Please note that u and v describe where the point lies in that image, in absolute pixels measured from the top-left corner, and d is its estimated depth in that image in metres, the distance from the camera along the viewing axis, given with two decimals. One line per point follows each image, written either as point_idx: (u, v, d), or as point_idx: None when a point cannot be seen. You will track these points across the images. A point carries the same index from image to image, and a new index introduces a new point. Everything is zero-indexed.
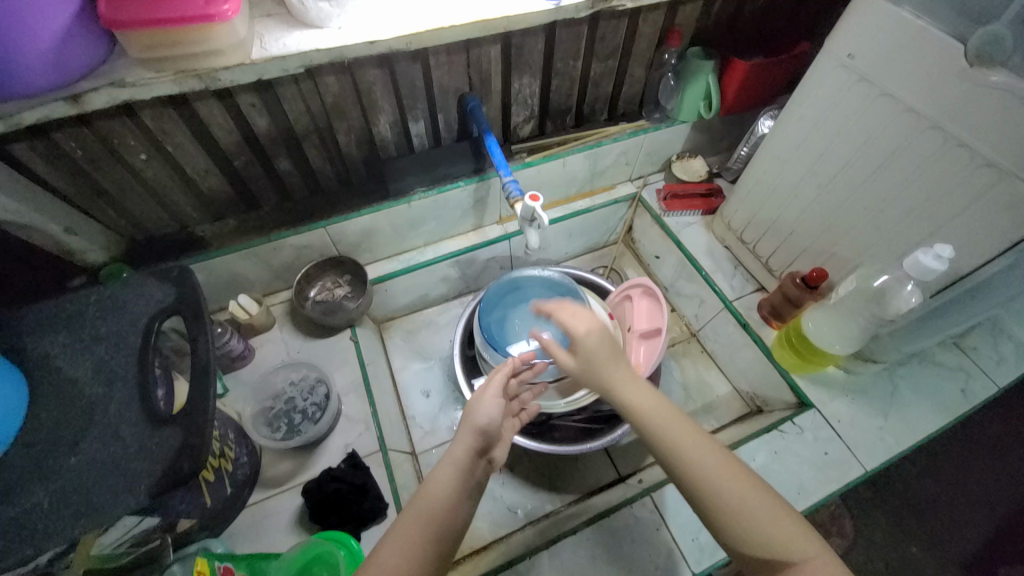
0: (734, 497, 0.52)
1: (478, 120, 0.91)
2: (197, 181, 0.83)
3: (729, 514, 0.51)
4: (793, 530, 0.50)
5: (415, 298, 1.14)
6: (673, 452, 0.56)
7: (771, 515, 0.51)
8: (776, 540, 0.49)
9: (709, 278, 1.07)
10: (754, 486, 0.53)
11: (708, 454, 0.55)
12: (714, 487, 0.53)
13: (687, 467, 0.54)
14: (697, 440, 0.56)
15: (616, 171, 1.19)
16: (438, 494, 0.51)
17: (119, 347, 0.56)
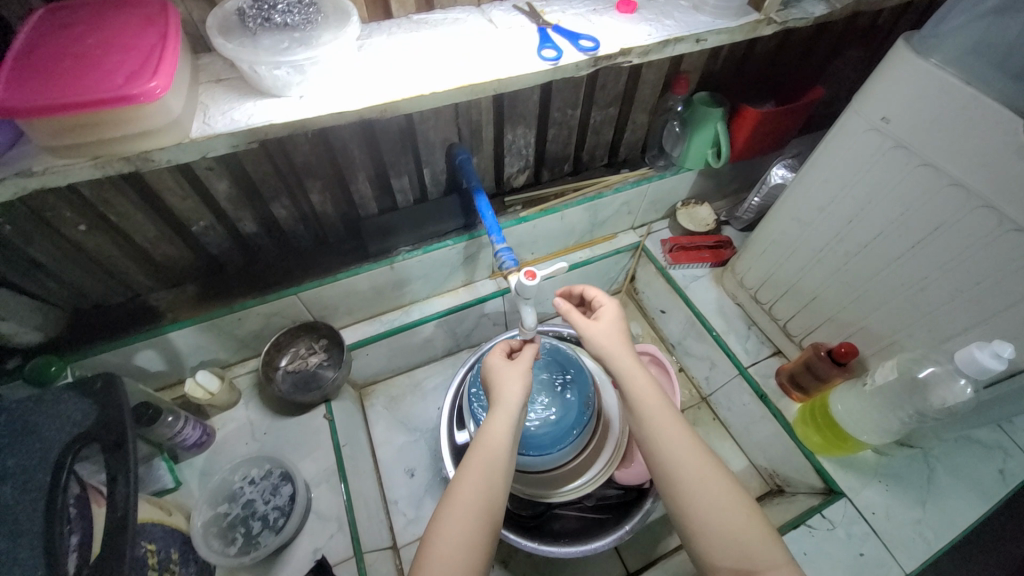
0: (716, 502, 0.52)
1: (467, 175, 0.83)
2: (149, 249, 0.74)
3: (707, 515, 0.51)
4: (767, 543, 0.49)
5: (400, 361, 1.04)
6: (661, 443, 0.55)
7: (747, 525, 0.50)
8: (748, 551, 0.49)
9: (720, 340, 0.98)
10: (738, 498, 0.52)
11: (699, 458, 0.54)
12: (698, 490, 0.52)
13: (676, 462, 0.54)
14: (690, 442, 0.55)
15: (617, 220, 1.10)
16: (498, 444, 0.57)
17: (26, 486, 0.46)
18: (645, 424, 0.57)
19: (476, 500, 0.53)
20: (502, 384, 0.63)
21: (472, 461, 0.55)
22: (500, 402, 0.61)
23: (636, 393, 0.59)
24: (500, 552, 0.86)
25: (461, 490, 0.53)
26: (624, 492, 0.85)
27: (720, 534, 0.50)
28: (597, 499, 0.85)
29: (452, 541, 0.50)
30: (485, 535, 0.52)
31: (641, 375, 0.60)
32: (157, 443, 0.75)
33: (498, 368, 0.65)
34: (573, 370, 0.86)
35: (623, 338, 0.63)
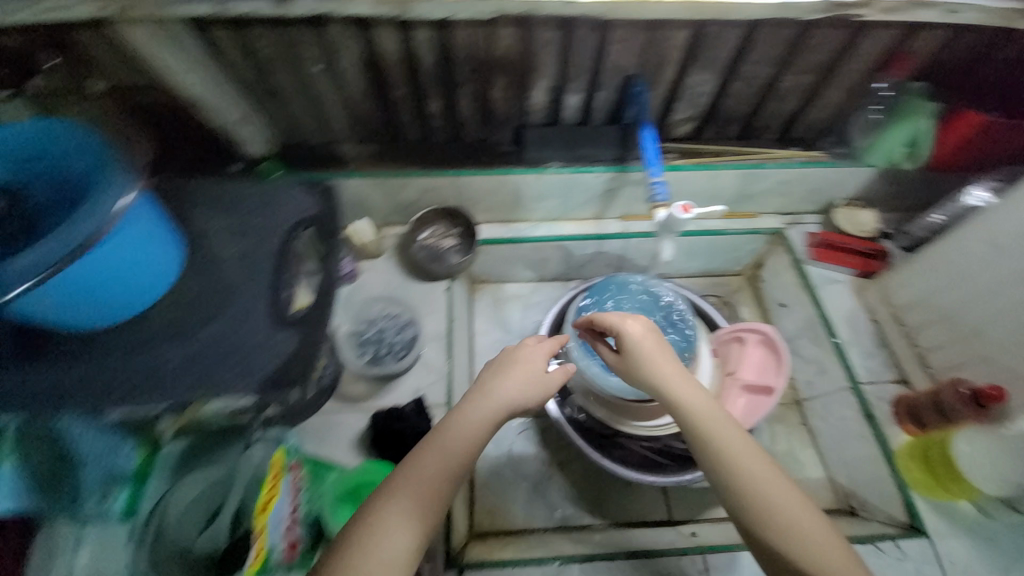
0: (788, 517, 0.53)
1: (639, 107, 0.87)
2: (355, 102, 0.86)
3: (781, 530, 0.52)
4: (831, 545, 0.51)
5: (514, 270, 1.13)
6: (727, 457, 0.56)
7: (824, 546, 0.51)
8: (813, 553, 0.51)
9: (840, 347, 0.94)
10: (799, 501, 0.54)
11: (759, 462, 0.56)
12: (762, 495, 0.54)
13: (737, 464, 0.56)
14: (757, 456, 0.56)
15: (767, 198, 1.06)
16: (457, 451, 0.56)
17: (262, 241, 0.59)
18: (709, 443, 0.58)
19: (438, 471, 0.55)
20: (502, 375, 0.64)
21: (450, 433, 0.57)
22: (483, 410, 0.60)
23: (687, 401, 0.60)
24: (559, 456, 0.94)
25: (427, 454, 0.56)
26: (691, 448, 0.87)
27: (783, 535, 0.52)
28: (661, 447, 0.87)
29: (404, 497, 0.52)
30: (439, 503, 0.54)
31: (686, 385, 0.62)
32: None
33: (519, 359, 0.66)
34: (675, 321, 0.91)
35: (661, 348, 0.65)
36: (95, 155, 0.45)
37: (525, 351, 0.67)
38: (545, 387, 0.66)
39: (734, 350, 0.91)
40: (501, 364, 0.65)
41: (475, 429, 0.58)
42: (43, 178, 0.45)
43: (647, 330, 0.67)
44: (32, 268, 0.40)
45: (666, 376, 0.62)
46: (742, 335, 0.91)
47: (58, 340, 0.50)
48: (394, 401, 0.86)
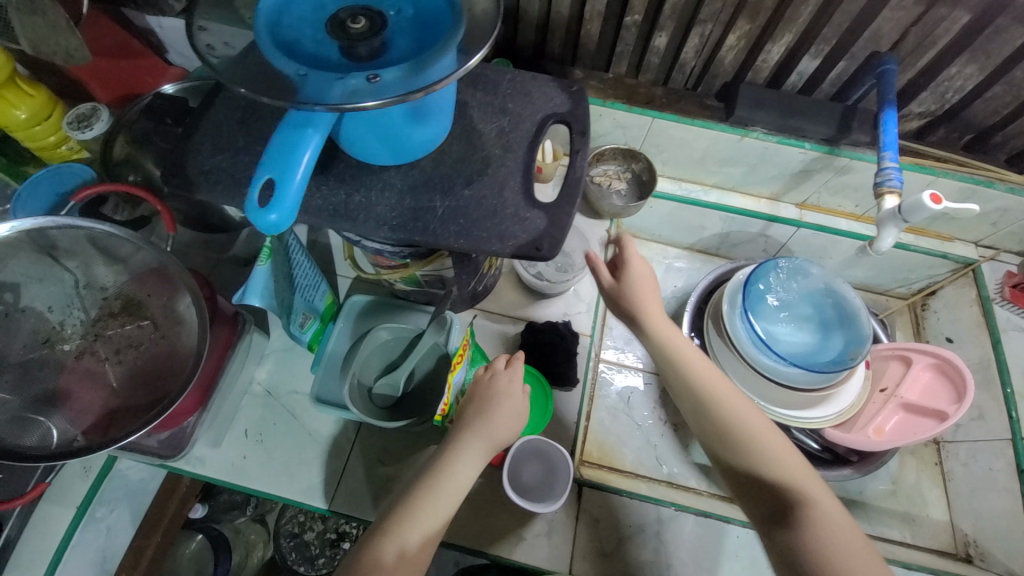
0: (764, 444, 0.61)
1: (883, 86, 0.78)
2: (584, 21, 0.85)
3: (756, 455, 0.61)
4: (809, 479, 0.59)
5: (664, 231, 1.10)
6: (704, 393, 0.65)
7: (794, 469, 0.60)
8: (795, 484, 0.59)
9: (1012, 398, 0.86)
10: (777, 439, 0.63)
11: (739, 406, 0.64)
12: (739, 433, 0.62)
13: (713, 397, 0.64)
14: (734, 396, 0.65)
15: (972, 224, 0.96)
16: (451, 479, 0.59)
17: (517, 125, 0.61)
18: (693, 382, 0.66)
19: (456, 484, 0.59)
20: (491, 404, 0.64)
21: (464, 447, 0.61)
22: (460, 451, 0.60)
23: (685, 357, 0.67)
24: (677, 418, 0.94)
25: (445, 468, 0.59)
26: (822, 450, 0.86)
27: (762, 464, 0.61)
28: (792, 442, 0.86)
29: (426, 506, 0.57)
30: (456, 506, 0.59)
31: (678, 339, 0.68)
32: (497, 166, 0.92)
33: (499, 394, 0.65)
34: (845, 320, 0.86)
35: (654, 299, 0.71)
36: (447, 16, 0.48)
37: (501, 386, 0.66)
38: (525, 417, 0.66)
39: (895, 369, 0.86)
40: (482, 400, 0.64)
41: (484, 451, 0.61)
42: (394, 16, 0.48)
43: (642, 276, 0.71)
44: (396, 86, 0.43)
45: (664, 333, 0.68)
46: (911, 356, 0.85)
47: (344, 162, 0.57)
48: (546, 317, 0.89)
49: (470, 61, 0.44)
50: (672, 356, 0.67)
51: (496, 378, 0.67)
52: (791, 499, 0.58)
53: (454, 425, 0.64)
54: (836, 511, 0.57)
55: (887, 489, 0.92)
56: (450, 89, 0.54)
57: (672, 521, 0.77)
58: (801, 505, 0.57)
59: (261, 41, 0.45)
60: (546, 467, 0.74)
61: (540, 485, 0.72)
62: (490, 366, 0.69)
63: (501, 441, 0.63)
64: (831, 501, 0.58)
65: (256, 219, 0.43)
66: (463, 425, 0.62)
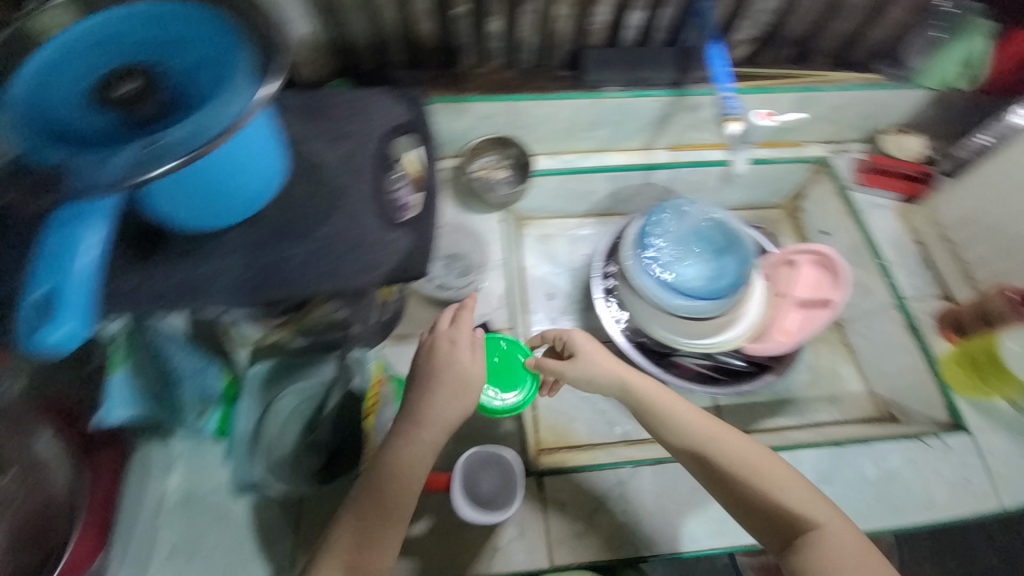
0: (766, 476, 0.62)
1: (704, 24, 0.86)
2: (415, 22, 0.83)
3: (762, 491, 0.62)
4: (811, 497, 0.62)
5: (559, 206, 1.12)
6: (699, 441, 0.65)
7: (800, 493, 0.62)
8: (804, 510, 0.61)
9: (885, 268, 0.98)
10: (779, 469, 0.64)
11: (732, 441, 0.65)
12: (740, 469, 0.63)
13: (709, 443, 0.65)
14: (727, 433, 0.66)
15: (817, 126, 1.05)
16: (338, 555, 0.56)
17: (360, 148, 0.58)
18: (687, 434, 0.66)
19: (341, 562, 0.55)
20: (433, 380, 0.64)
21: (405, 434, 0.61)
22: (348, 528, 0.57)
23: (668, 411, 0.68)
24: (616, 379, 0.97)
25: (386, 461, 0.59)
26: (747, 364, 0.93)
27: (771, 497, 0.62)
28: (718, 366, 0.93)
29: (370, 507, 0.57)
30: (409, 499, 0.58)
31: (658, 394, 0.69)
32: None
33: (440, 366, 0.64)
34: (732, 244, 0.92)
35: (618, 366, 0.72)
36: (230, 43, 0.44)
37: (444, 352, 0.65)
38: (474, 385, 0.64)
39: (787, 273, 0.93)
40: (427, 373, 0.64)
41: (428, 434, 0.60)
42: (169, 63, 0.43)
43: (596, 354, 0.73)
44: (188, 140, 0.39)
45: (641, 389, 0.70)
46: (796, 257, 0.93)
47: (175, 237, 0.51)
48: None
49: (269, 85, 0.42)
50: (655, 410, 0.68)
51: (435, 347, 0.66)
52: (800, 525, 0.60)
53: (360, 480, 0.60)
54: (841, 526, 0.60)
55: (809, 378, 1.00)
56: (270, 123, 0.50)
57: (631, 480, 0.79)
58: (812, 529, 0.60)
59: (22, 142, 0.39)
60: (501, 475, 0.75)
61: (498, 492, 0.73)
62: (434, 329, 0.70)
63: (411, 475, 0.59)
64: (835, 516, 0.61)
65: (38, 342, 0.38)
66: (408, 410, 0.62)
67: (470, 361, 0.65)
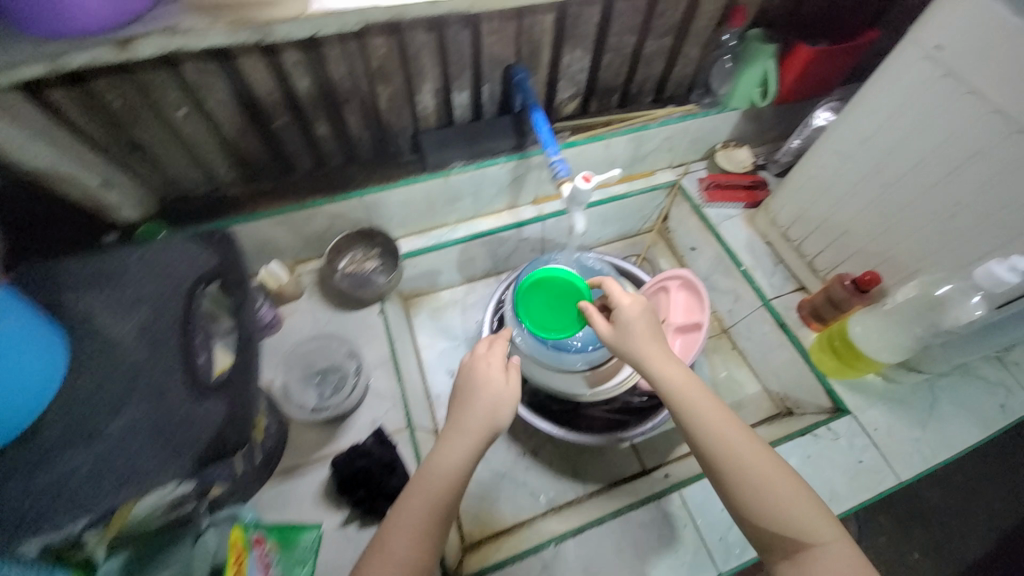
0: (776, 488, 0.58)
1: (524, 94, 0.87)
2: (235, 142, 0.80)
3: (771, 500, 0.57)
4: (825, 522, 0.56)
5: (444, 278, 1.13)
6: (715, 438, 0.60)
7: (811, 512, 0.57)
8: (811, 528, 0.56)
9: (748, 273, 1.03)
10: (792, 481, 0.59)
11: (752, 449, 0.60)
12: (755, 477, 0.58)
13: (723, 441, 0.60)
14: (746, 437, 0.61)
15: (658, 156, 1.13)
16: (400, 538, 0.59)
17: (161, 311, 0.53)
18: (703, 428, 0.61)
19: (396, 556, 0.58)
20: (473, 397, 0.69)
21: (451, 436, 0.66)
22: (406, 522, 0.60)
23: (690, 400, 0.63)
24: (530, 444, 0.96)
25: (434, 460, 0.64)
26: (647, 399, 0.94)
27: (776, 508, 0.57)
28: (621, 408, 0.94)
29: (421, 504, 0.60)
30: (451, 499, 0.62)
31: (687, 381, 0.65)
32: None
33: (479, 384, 0.70)
34: None
35: (655, 348, 0.68)
36: None
37: (482, 371, 0.71)
38: (510, 399, 0.70)
39: (662, 300, 0.98)
40: (467, 390, 0.70)
41: (472, 433, 0.65)
42: None
43: (643, 331, 0.69)
44: None
45: (668, 376, 0.65)
46: (665, 285, 0.97)
47: None
48: (356, 438, 0.82)
49: None
50: (672, 392, 0.65)
51: (473, 366, 0.72)
52: (803, 544, 0.56)
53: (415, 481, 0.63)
54: (849, 553, 0.55)
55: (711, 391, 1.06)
56: (53, 326, 0.48)
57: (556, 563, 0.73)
58: (816, 550, 0.55)
59: None
60: None
61: None
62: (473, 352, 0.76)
63: (462, 466, 0.64)
64: (845, 542, 0.56)
65: None
66: (454, 419, 0.68)
67: (505, 388, 0.70)
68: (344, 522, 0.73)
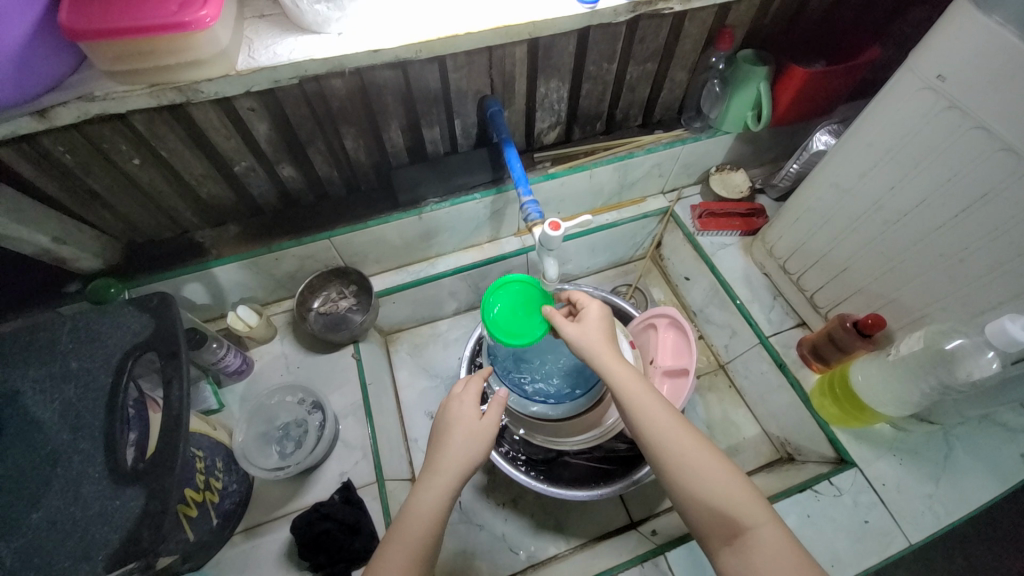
0: (700, 469, 0.54)
1: (498, 128, 0.82)
2: (196, 187, 0.77)
3: (696, 482, 0.53)
4: (753, 501, 0.52)
5: (425, 311, 1.10)
6: (641, 421, 0.58)
7: (737, 493, 0.52)
8: (736, 509, 0.52)
9: (744, 308, 0.97)
10: (718, 461, 0.55)
11: (675, 425, 0.57)
12: (673, 453, 0.55)
13: (646, 421, 0.58)
14: (672, 417, 0.58)
15: (648, 182, 1.07)
16: None
17: (88, 387, 0.50)
18: (630, 411, 0.59)
19: None
20: (445, 434, 0.62)
21: (428, 472, 0.59)
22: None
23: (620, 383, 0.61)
24: (511, 492, 0.91)
25: (413, 500, 0.56)
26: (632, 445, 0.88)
27: (699, 489, 0.53)
28: (606, 453, 0.89)
29: (400, 554, 0.52)
30: (433, 545, 0.54)
31: (618, 363, 0.63)
32: (203, 368, 0.83)
33: (453, 421, 0.63)
34: None
35: (595, 335, 0.66)
36: None
37: (453, 410, 0.64)
38: (487, 435, 0.62)
39: (651, 338, 0.92)
40: (439, 428, 0.63)
41: (448, 473, 0.58)
42: None
43: (591, 321, 0.69)
44: None
45: (602, 360, 0.64)
46: (653, 322, 0.92)
47: None
48: (322, 493, 0.79)
49: None
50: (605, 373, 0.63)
51: (448, 407, 0.65)
52: (732, 527, 0.51)
53: (394, 527, 0.55)
54: (782, 538, 0.49)
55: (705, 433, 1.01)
56: None
57: None
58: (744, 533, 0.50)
59: None
60: None
61: None
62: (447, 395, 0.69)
63: (442, 509, 0.56)
64: (778, 527, 0.50)
65: None
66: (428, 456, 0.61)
67: (480, 419, 0.63)
68: None
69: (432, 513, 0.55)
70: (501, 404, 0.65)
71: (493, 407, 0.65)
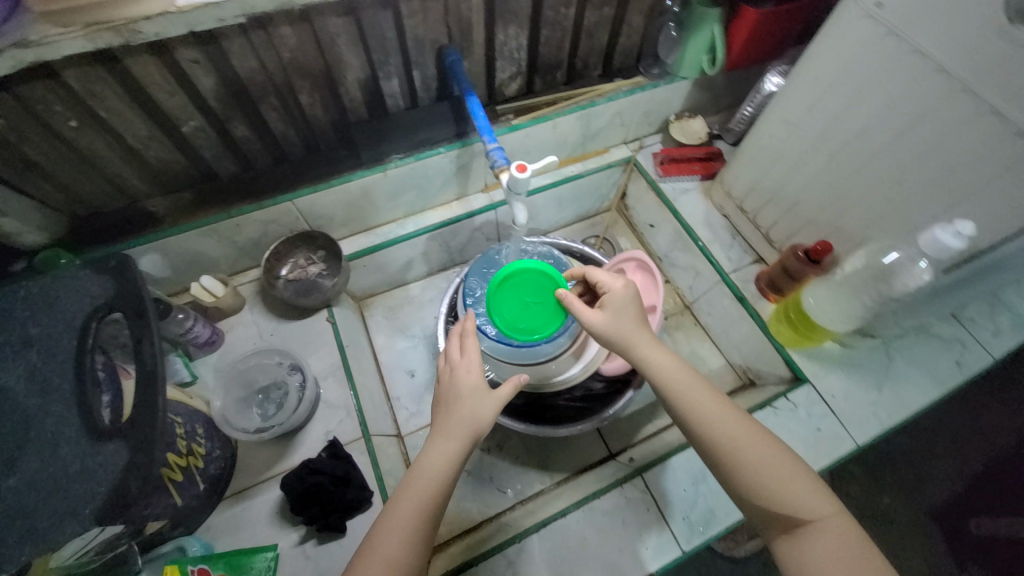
0: (756, 461, 0.55)
1: (458, 78, 0.80)
2: (142, 151, 0.73)
3: (753, 473, 0.55)
4: (812, 491, 0.54)
5: (398, 274, 1.09)
6: (695, 417, 0.58)
7: (797, 486, 0.54)
8: (797, 501, 0.53)
9: (706, 249, 1.01)
10: (775, 452, 0.56)
11: (727, 419, 0.58)
12: (730, 447, 0.56)
13: (700, 416, 0.58)
14: (727, 412, 0.58)
15: (611, 132, 1.08)
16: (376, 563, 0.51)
17: (52, 353, 0.48)
18: (682, 407, 0.59)
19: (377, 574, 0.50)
20: (455, 401, 0.62)
21: (437, 437, 0.60)
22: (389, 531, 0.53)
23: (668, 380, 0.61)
24: (495, 438, 0.95)
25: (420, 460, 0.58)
26: (607, 384, 0.93)
27: (759, 482, 0.54)
28: (583, 393, 0.93)
29: (406, 508, 0.54)
30: (441, 504, 0.56)
31: (663, 359, 0.62)
32: (171, 340, 0.81)
33: (458, 386, 0.63)
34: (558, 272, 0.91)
35: (635, 328, 0.65)
36: None
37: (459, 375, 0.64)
38: (495, 400, 0.62)
39: None
40: (448, 397, 0.63)
41: (456, 437, 0.59)
42: None
43: (627, 312, 0.66)
44: None
45: (648, 357, 0.63)
46: (623, 267, 0.96)
47: None
48: (309, 452, 0.79)
49: None
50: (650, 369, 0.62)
51: (456, 370, 0.64)
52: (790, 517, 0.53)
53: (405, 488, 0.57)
54: (837, 525, 0.52)
55: None
56: None
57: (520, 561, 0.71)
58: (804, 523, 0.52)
59: None
60: None
61: None
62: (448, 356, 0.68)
63: (451, 470, 0.58)
64: (835, 515, 0.52)
65: None
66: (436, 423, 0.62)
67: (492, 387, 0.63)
68: (301, 540, 0.71)
69: (439, 472, 0.57)
70: (515, 384, 0.64)
71: (511, 385, 0.64)
